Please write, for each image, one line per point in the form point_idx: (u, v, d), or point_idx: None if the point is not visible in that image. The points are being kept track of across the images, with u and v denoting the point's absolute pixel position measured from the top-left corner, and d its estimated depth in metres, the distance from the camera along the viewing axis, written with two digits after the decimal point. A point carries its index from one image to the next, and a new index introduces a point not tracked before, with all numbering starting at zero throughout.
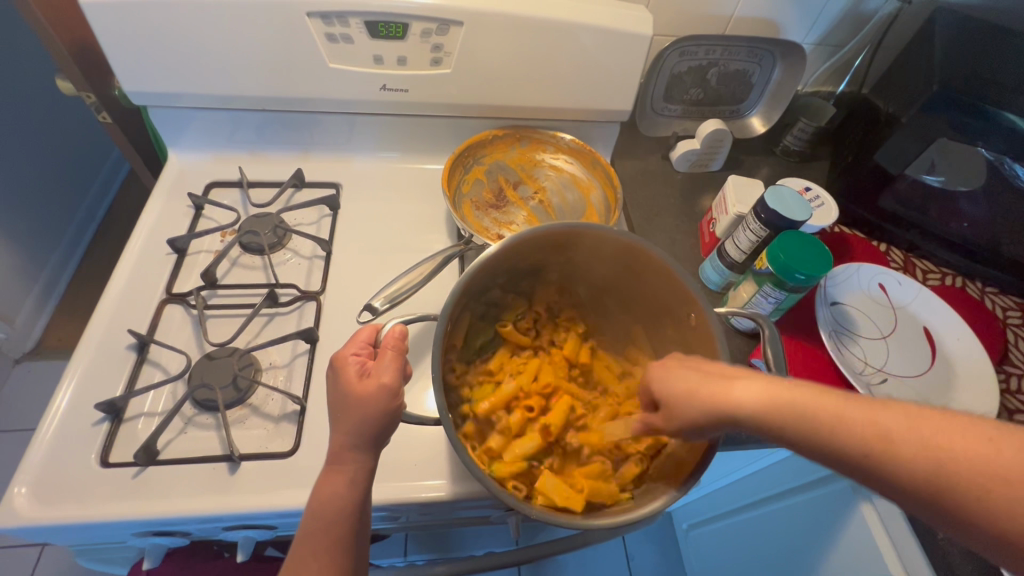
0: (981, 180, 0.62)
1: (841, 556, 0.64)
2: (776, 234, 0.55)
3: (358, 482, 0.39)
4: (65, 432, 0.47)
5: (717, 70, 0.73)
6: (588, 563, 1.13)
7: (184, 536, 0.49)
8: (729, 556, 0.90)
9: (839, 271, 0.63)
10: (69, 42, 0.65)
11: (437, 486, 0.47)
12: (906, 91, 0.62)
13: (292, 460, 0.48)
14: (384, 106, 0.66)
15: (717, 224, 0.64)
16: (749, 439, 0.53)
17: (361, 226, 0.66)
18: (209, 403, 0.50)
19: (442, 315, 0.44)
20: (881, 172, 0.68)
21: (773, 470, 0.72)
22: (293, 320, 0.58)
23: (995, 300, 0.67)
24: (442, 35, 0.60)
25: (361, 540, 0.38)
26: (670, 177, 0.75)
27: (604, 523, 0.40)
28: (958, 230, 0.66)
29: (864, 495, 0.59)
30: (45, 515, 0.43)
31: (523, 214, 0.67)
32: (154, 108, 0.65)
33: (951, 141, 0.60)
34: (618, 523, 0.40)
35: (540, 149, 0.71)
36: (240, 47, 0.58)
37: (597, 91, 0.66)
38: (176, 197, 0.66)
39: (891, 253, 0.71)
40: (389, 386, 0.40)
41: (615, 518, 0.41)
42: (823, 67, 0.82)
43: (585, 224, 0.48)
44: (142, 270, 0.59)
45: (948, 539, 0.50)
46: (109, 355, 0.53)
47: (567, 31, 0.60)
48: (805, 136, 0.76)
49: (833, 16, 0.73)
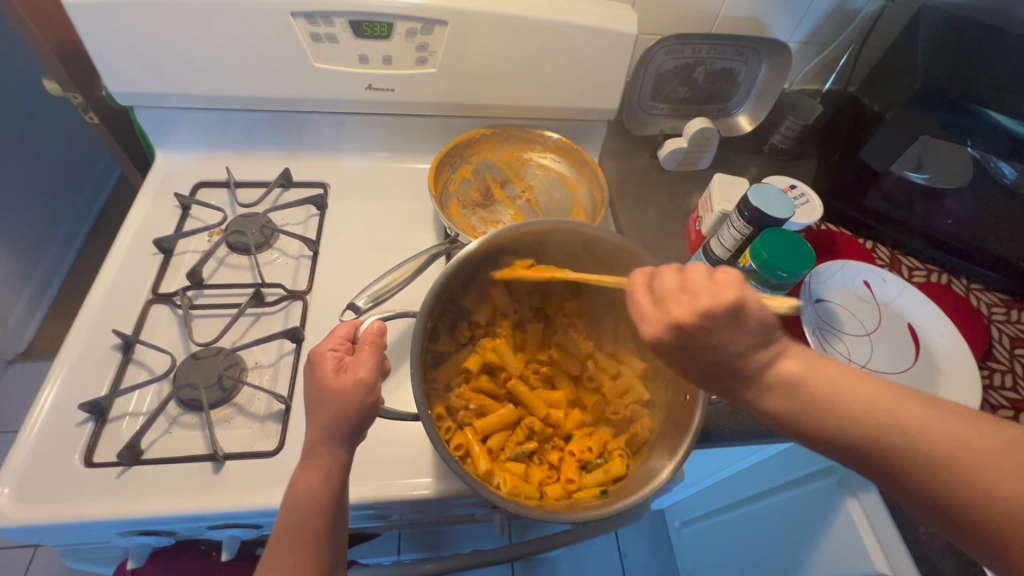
0: (966, 178, 0.63)
1: (828, 552, 0.64)
2: (760, 231, 0.56)
3: (334, 476, 0.39)
4: (48, 432, 0.47)
5: (703, 68, 0.73)
6: (581, 560, 1.14)
7: (169, 535, 0.49)
8: (720, 553, 0.90)
9: (824, 268, 0.64)
10: (55, 43, 0.65)
11: (422, 484, 0.47)
12: (891, 88, 0.63)
13: (276, 459, 0.48)
14: (370, 106, 0.66)
15: (702, 222, 0.64)
16: (733, 435, 0.53)
17: (348, 226, 0.66)
18: (194, 403, 0.50)
19: (420, 312, 0.45)
20: (867, 169, 0.68)
21: (762, 467, 0.72)
22: (279, 319, 0.58)
23: (980, 297, 0.67)
24: (427, 34, 0.60)
25: (337, 535, 0.39)
26: (658, 175, 0.75)
27: (582, 516, 0.40)
28: (942, 227, 0.67)
29: (849, 490, 0.60)
30: (28, 515, 0.43)
31: (510, 213, 0.67)
32: (141, 109, 0.65)
33: (936, 138, 0.61)
34: (597, 517, 0.40)
35: (527, 148, 0.71)
36: (224, 47, 0.58)
37: (584, 90, 0.66)
38: (162, 198, 0.66)
39: (877, 250, 0.72)
40: (364, 380, 0.40)
41: (593, 511, 0.41)
42: (811, 65, 0.82)
43: (568, 222, 0.48)
44: (128, 270, 0.59)
45: (929, 533, 0.50)
46: (94, 355, 0.53)
47: (551, 30, 0.60)
48: (793, 134, 0.77)
49: (819, 14, 0.74)
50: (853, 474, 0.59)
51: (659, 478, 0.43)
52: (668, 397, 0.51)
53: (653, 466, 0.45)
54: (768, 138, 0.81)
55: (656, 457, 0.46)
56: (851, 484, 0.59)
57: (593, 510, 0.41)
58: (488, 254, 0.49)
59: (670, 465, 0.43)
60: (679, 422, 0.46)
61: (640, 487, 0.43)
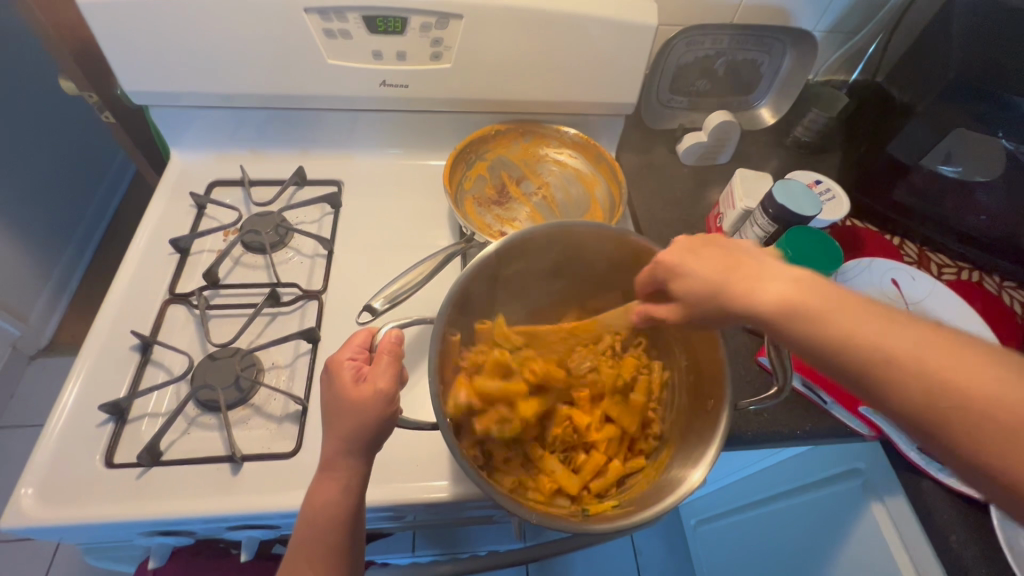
0: (999, 169, 0.59)
1: (852, 556, 0.62)
2: (785, 230, 0.54)
3: (352, 486, 0.39)
4: (70, 433, 0.48)
5: (725, 60, 0.71)
6: (595, 557, 1.13)
7: (189, 535, 0.49)
8: (737, 553, 0.89)
9: (851, 267, 0.62)
10: (70, 42, 0.65)
11: (440, 487, 0.47)
12: (923, 80, 0.60)
13: (295, 460, 0.48)
14: (384, 102, 0.65)
15: (724, 219, 0.63)
16: (755, 438, 0.52)
17: (363, 223, 0.66)
18: (212, 403, 0.50)
19: (437, 317, 0.45)
20: (895, 164, 0.66)
21: (781, 468, 0.71)
22: (295, 319, 0.57)
23: (1013, 295, 0.65)
24: (441, 29, 0.59)
25: (356, 545, 0.39)
26: (676, 170, 0.74)
27: (603, 528, 0.40)
28: (976, 223, 0.64)
29: (875, 495, 0.58)
30: (52, 516, 0.44)
31: (526, 211, 0.66)
32: (156, 108, 0.64)
33: (969, 132, 0.58)
34: (618, 528, 0.40)
35: (544, 143, 0.70)
36: (238, 46, 0.58)
37: (601, 83, 0.65)
38: (178, 197, 0.66)
39: (904, 247, 0.70)
40: (384, 392, 0.40)
41: (615, 520, 0.41)
42: (835, 55, 0.79)
43: (588, 224, 0.48)
44: (145, 269, 0.59)
45: (960, 542, 0.48)
46: (114, 355, 0.53)
47: (568, 22, 0.59)
48: (817, 126, 0.74)
49: (845, 3, 0.71)
50: (879, 478, 0.57)
51: (683, 485, 0.42)
52: (689, 412, 0.51)
53: (673, 475, 0.45)
54: (792, 130, 0.78)
55: (679, 466, 0.46)
56: (877, 488, 0.57)
57: (616, 522, 0.41)
58: (508, 257, 0.49)
59: (694, 473, 0.42)
60: (704, 426, 0.46)
61: (664, 496, 0.43)
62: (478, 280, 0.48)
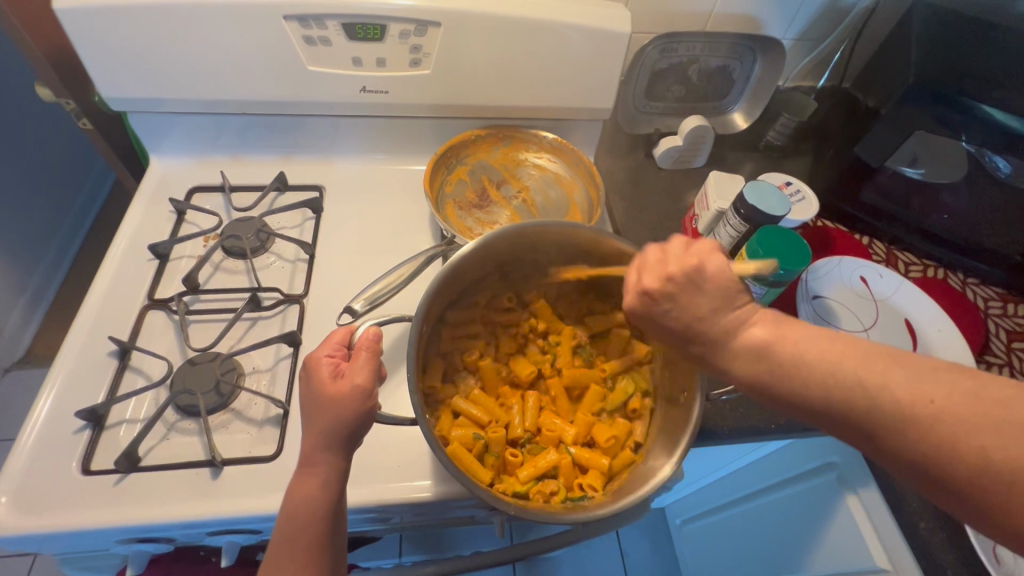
0: (960, 172, 0.64)
1: (830, 549, 0.63)
2: (755, 229, 0.55)
3: (333, 480, 0.39)
4: (45, 441, 0.47)
5: (698, 66, 0.73)
6: (582, 559, 1.14)
7: (168, 542, 0.49)
8: (721, 551, 0.90)
9: (821, 265, 0.63)
10: (47, 49, 0.65)
11: (422, 487, 0.47)
12: (885, 85, 0.62)
13: (276, 464, 0.48)
14: (365, 108, 0.66)
15: (699, 220, 0.64)
16: (731, 432, 0.53)
17: (344, 227, 0.66)
18: (191, 409, 0.50)
19: (427, 293, 0.46)
20: (861, 166, 0.68)
21: (758, 465, 0.72)
22: (276, 323, 0.58)
23: (977, 291, 0.68)
24: (420, 36, 0.60)
25: (337, 540, 0.39)
26: (654, 173, 0.75)
27: (565, 517, 0.40)
28: (939, 222, 0.67)
29: (849, 487, 0.59)
30: (27, 525, 0.43)
31: (506, 214, 0.67)
32: (134, 115, 0.64)
33: (930, 133, 0.61)
34: (529, 513, 0.40)
35: (523, 148, 0.71)
36: (217, 52, 0.58)
37: (578, 89, 0.66)
38: (157, 204, 0.66)
39: (873, 246, 0.72)
40: (362, 387, 0.40)
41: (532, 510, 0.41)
42: (805, 61, 0.82)
43: (584, 226, 0.49)
44: (123, 277, 0.59)
45: (930, 527, 0.50)
46: (90, 362, 0.53)
47: (544, 29, 0.60)
48: (788, 130, 0.76)
49: (813, 12, 0.74)
50: (853, 472, 0.58)
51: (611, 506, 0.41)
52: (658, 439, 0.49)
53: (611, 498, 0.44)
54: (763, 134, 0.80)
55: (621, 492, 0.44)
56: (851, 480, 0.59)
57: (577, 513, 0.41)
58: (507, 247, 0.51)
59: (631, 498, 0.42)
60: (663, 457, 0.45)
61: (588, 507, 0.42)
62: (474, 265, 0.50)
